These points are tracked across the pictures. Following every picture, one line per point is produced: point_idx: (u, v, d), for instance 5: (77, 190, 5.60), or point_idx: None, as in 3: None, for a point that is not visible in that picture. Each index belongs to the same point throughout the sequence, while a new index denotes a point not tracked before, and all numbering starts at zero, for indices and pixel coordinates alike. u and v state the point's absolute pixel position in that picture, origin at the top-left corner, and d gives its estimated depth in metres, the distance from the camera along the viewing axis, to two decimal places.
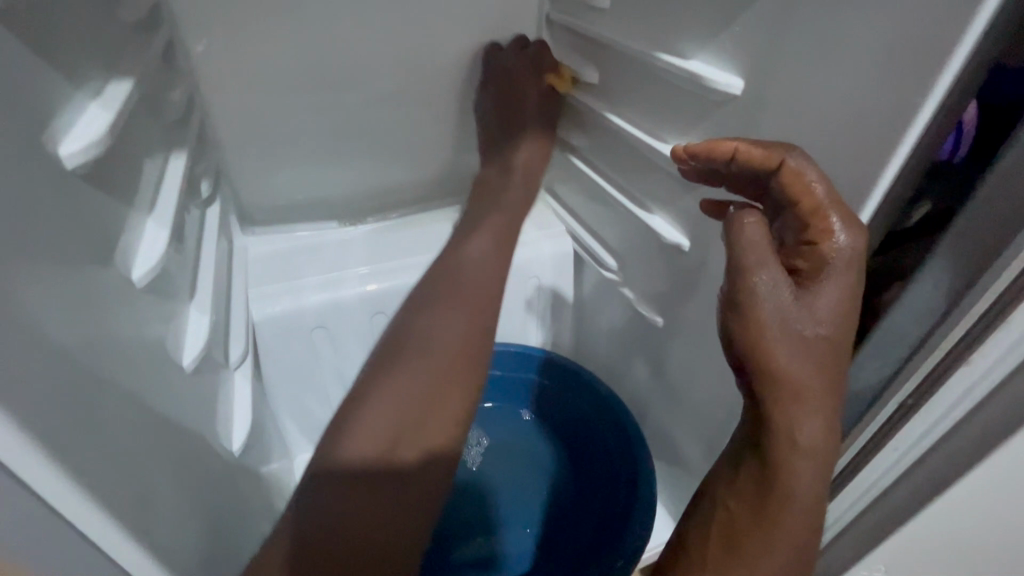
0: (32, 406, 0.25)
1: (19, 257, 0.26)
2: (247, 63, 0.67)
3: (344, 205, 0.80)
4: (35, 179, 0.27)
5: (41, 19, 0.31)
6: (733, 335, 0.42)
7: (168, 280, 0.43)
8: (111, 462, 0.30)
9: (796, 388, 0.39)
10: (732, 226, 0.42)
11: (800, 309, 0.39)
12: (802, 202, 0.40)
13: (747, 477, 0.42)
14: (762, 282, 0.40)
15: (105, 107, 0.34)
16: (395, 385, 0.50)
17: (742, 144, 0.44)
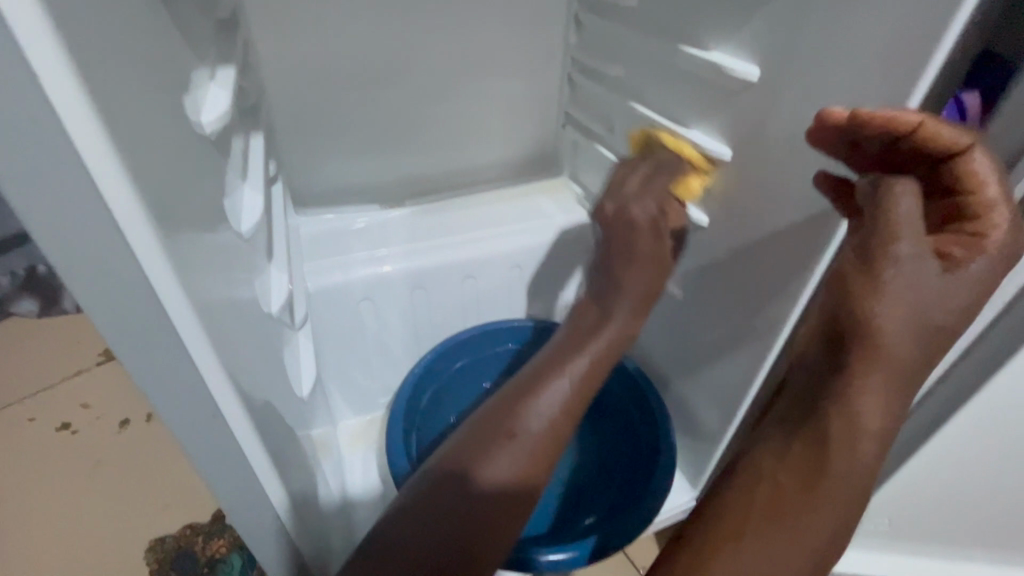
0: (199, 311, 0.31)
1: (187, 197, 0.33)
2: (305, 58, 0.74)
3: (385, 191, 0.87)
4: (188, 140, 0.34)
5: (179, 16, 0.38)
6: (861, 302, 0.41)
7: (257, 240, 0.50)
8: (238, 373, 0.37)
9: (898, 368, 0.41)
10: (899, 199, 0.40)
11: (936, 292, 0.41)
12: (977, 194, 0.41)
13: (805, 440, 0.44)
14: (908, 252, 0.40)
15: (222, 87, 0.41)
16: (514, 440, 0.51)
17: (929, 119, 0.40)
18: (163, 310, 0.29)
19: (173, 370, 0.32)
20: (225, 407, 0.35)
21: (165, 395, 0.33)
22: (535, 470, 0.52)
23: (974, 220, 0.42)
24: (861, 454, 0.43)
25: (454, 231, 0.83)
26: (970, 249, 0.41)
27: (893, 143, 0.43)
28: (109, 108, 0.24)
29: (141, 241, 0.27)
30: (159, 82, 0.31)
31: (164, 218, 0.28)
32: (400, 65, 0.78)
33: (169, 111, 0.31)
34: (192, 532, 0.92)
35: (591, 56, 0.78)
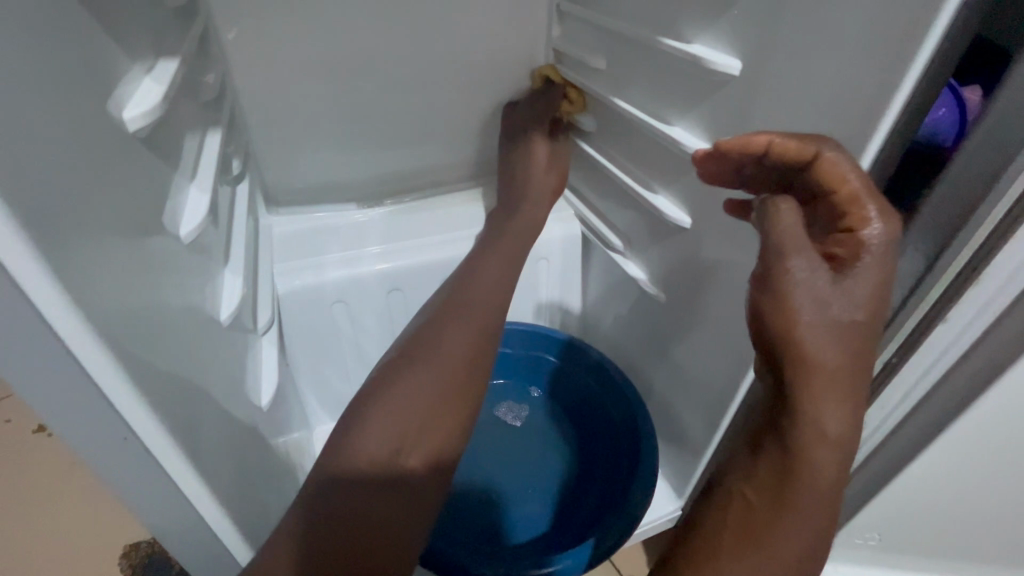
0: (108, 335, 0.28)
1: (101, 202, 0.30)
2: (274, 52, 0.71)
3: (361, 189, 0.84)
4: (107, 140, 0.32)
5: (106, 6, 0.35)
6: (767, 320, 0.41)
7: (206, 244, 0.47)
8: (166, 393, 0.34)
9: (827, 375, 0.39)
10: (767, 209, 0.42)
11: (839, 293, 0.39)
12: (837, 191, 0.41)
13: (767, 460, 0.42)
14: (798, 266, 0.40)
15: (156, 81, 0.38)
16: (409, 389, 0.54)
17: (776, 137, 0.44)
18: (63, 335, 0.27)
19: (79, 392, 0.29)
20: (145, 436, 0.32)
21: (76, 418, 0.30)
22: (438, 423, 0.53)
23: (846, 219, 0.41)
24: (824, 465, 0.40)
25: (432, 230, 0.81)
26: (849, 247, 0.40)
27: (761, 164, 0.46)
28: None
29: (18, 262, 0.24)
30: (64, 77, 0.28)
31: (54, 235, 0.25)
32: (374, 59, 0.75)
33: (76, 108, 0.28)
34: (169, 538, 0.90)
35: (572, 48, 0.75)
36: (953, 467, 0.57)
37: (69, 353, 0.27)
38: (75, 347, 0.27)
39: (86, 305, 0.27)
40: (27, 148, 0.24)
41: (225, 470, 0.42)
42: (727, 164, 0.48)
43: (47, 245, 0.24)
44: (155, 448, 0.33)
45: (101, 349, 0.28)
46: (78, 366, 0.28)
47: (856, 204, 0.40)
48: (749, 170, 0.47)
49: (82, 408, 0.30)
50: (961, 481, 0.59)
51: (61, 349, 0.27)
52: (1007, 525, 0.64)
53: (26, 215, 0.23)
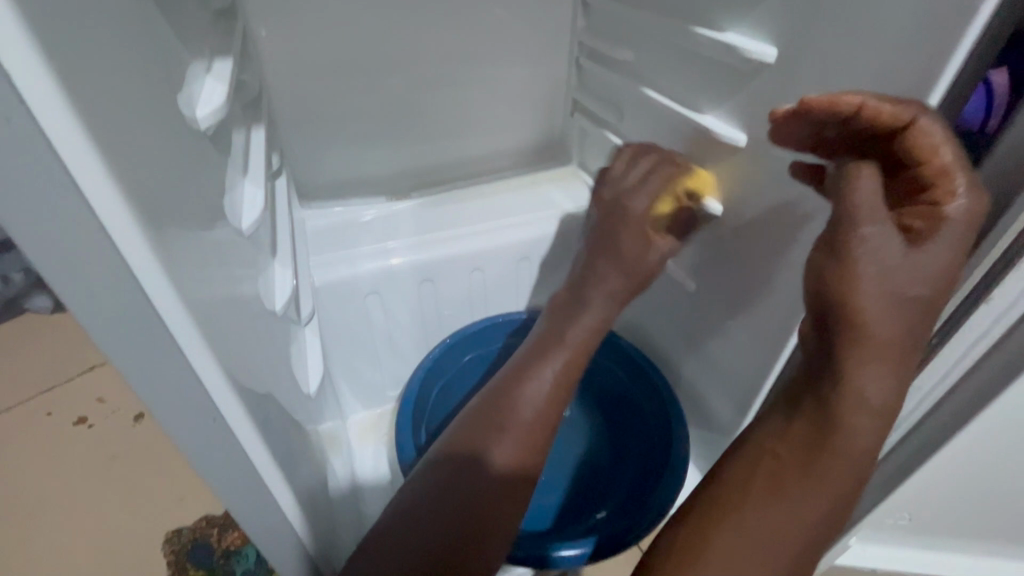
0: (199, 315, 0.31)
1: (180, 193, 0.31)
2: (307, 49, 0.72)
3: (390, 182, 0.85)
4: (181, 136, 0.33)
5: (171, 8, 0.37)
6: (825, 283, 0.43)
7: (258, 237, 0.49)
8: (238, 375, 0.36)
9: (882, 344, 0.41)
10: (852, 172, 0.41)
11: (903, 266, 0.41)
12: (928, 162, 0.41)
13: (803, 421, 0.45)
14: (868, 234, 0.41)
15: (217, 79, 0.40)
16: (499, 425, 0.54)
17: (869, 99, 0.41)
18: (165, 315, 0.29)
19: (172, 374, 0.31)
20: (225, 408, 0.34)
21: (164, 398, 0.32)
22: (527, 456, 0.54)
23: (932, 191, 0.41)
24: (859, 435, 0.42)
25: (462, 222, 0.82)
26: (928, 221, 0.41)
27: (845, 126, 0.44)
28: (81, 97, 0.22)
29: (126, 238, 0.26)
30: (146, 75, 0.29)
31: (152, 215, 0.27)
32: (403, 53, 0.76)
33: (157, 105, 0.30)
34: (207, 524, 0.93)
35: (599, 40, 0.75)
36: (985, 447, 0.58)
37: (166, 333, 0.29)
38: (168, 319, 0.29)
39: (182, 286, 0.29)
40: (123, 141, 0.25)
41: (280, 449, 0.43)
42: (806, 127, 0.46)
43: (148, 224, 0.27)
44: (233, 420, 0.35)
45: (191, 323, 0.30)
46: (173, 345, 0.30)
47: (942, 178, 0.40)
48: (829, 133, 0.46)
49: (171, 385, 0.32)
50: (993, 460, 0.60)
51: (159, 330, 0.29)
52: None
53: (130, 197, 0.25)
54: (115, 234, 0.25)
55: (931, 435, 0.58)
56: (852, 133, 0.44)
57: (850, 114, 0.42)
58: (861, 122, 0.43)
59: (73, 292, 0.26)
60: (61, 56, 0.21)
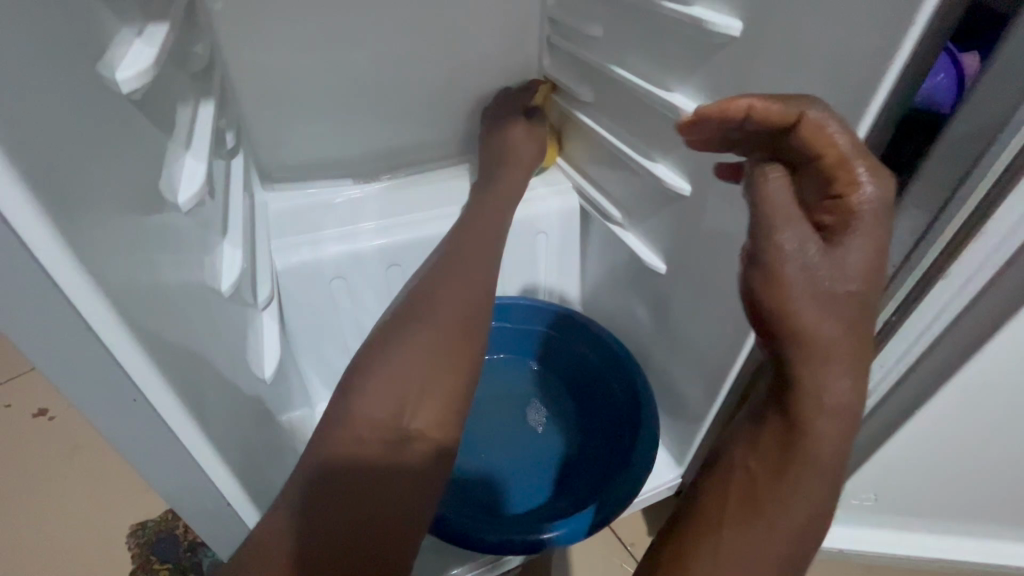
0: (122, 301, 0.29)
1: (101, 162, 0.29)
2: (265, 23, 0.69)
3: (356, 164, 0.83)
4: (100, 102, 0.31)
5: None
6: (757, 296, 0.40)
7: (205, 215, 0.46)
8: (174, 359, 0.34)
9: (828, 345, 0.39)
10: (757, 175, 0.42)
11: (830, 264, 0.39)
12: (826, 154, 0.39)
13: (769, 432, 0.41)
14: (788, 241, 0.39)
15: (148, 44, 0.37)
16: (402, 367, 0.49)
17: (757, 101, 0.41)
18: (81, 304, 0.27)
19: (96, 359, 0.29)
20: (153, 397, 0.32)
21: (87, 386, 0.30)
22: (428, 409, 0.48)
23: (835, 184, 0.40)
24: (827, 439, 0.39)
25: (429, 204, 0.80)
26: (838, 215, 0.40)
27: (744, 132, 0.43)
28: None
29: (17, 205, 0.23)
30: (56, 30, 0.27)
31: (54, 185, 0.25)
32: (368, 29, 0.73)
33: (68, 63, 0.28)
34: (173, 516, 0.91)
35: (569, 16, 0.73)
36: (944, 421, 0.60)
37: (82, 317, 0.27)
38: (69, 293, 0.26)
39: (97, 271, 0.27)
40: (22, 100, 0.23)
41: (230, 436, 0.42)
42: (712, 134, 0.45)
43: (50, 194, 0.24)
44: (165, 413, 0.33)
45: (105, 302, 0.28)
46: (91, 330, 0.28)
47: (842, 169, 0.39)
48: (734, 137, 0.45)
49: (93, 370, 0.29)
50: (951, 436, 0.62)
51: (73, 313, 0.27)
52: (995, 481, 0.67)
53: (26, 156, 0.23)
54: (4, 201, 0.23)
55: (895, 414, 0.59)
56: (758, 139, 0.44)
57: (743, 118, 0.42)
58: (756, 125, 0.42)
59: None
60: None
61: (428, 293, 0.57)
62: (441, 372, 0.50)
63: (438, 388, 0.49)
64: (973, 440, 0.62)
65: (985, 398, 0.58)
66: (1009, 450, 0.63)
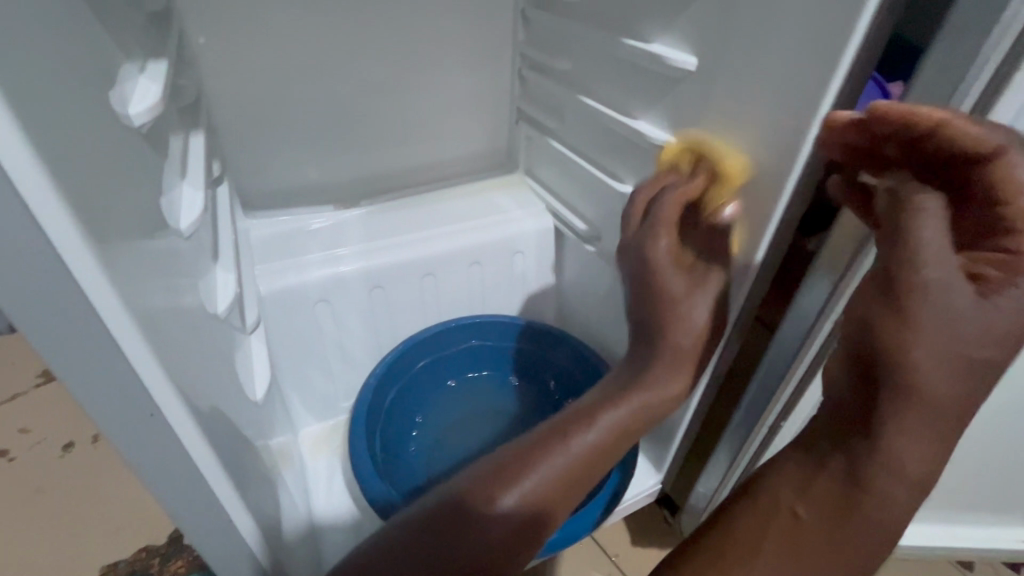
0: (152, 336, 0.29)
1: (125, 192, 0.31)
2: (249, 58, 0.72)
3: (337, 191, 0.86)
4: (118, 135, 0.33)
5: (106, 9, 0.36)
6: (875, 333, 0.40)
7: (201, 241, 0.48)
8: (189, 383, 0.34)
9: (933, 405, 0.39)
10: (904, 200, 0.39)
11: (977, 327, 0.38)
12: (1012, 200, 0.38)
13: (830, 474, 0.43)
14: (932, 278, 0.38)
15: (154, 81, 0.39)
16: (555, 456, 0.53)
17: (954, 117, 0.39)
18: (121, 341, 0.28)
19: (124, 389, 0.29)
20: (170, 414, 0.31)
21: (108, 412, 0.30)
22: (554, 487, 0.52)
23: (1009, 233, 0.38)
24: (892, 504, 0.41)
25: (413, 228, 0.83)
26: (1005, 270, 0.38)
27: (903, 144, 0.42)
28: (20, 92, 0.21)
29: (70, 241, 0.24)
30: (87, 70, 0.29)
31: (94, 223, 0.26)
32: (349, 63, 0.77)
33: (96, 101, 0.30)
34: (147, 554, 0.88)
35: (540, 51, 0.79)
36: None
37: (118, 348, 0.28)
38: (105, 322, 0.27)
39: (135, 306, 0.28)
40: (72, 135, 0.25)
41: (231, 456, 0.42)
42: (866, 142, 0.44)
43: (95, 223, 0.26)
44: (186, 433, 0.33)
45: (139, 335, 0.28)
46: (123, 361, 0.28)
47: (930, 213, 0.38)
48: (887, 151, 0.43)
49: (118, 396, 0.29)
50: None
51: (110, 344, 0.27)
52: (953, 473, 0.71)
53: (75, 192, 0.24)
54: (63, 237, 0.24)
55: None
56: (908, 155, 0.42)
57: (926, 131, 0.40)
58: (938, 144, 0.40)
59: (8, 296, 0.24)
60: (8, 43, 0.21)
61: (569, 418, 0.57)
62: (578, 487, 0.54)
63: (573, 488, 0.54)
64: None
65: None
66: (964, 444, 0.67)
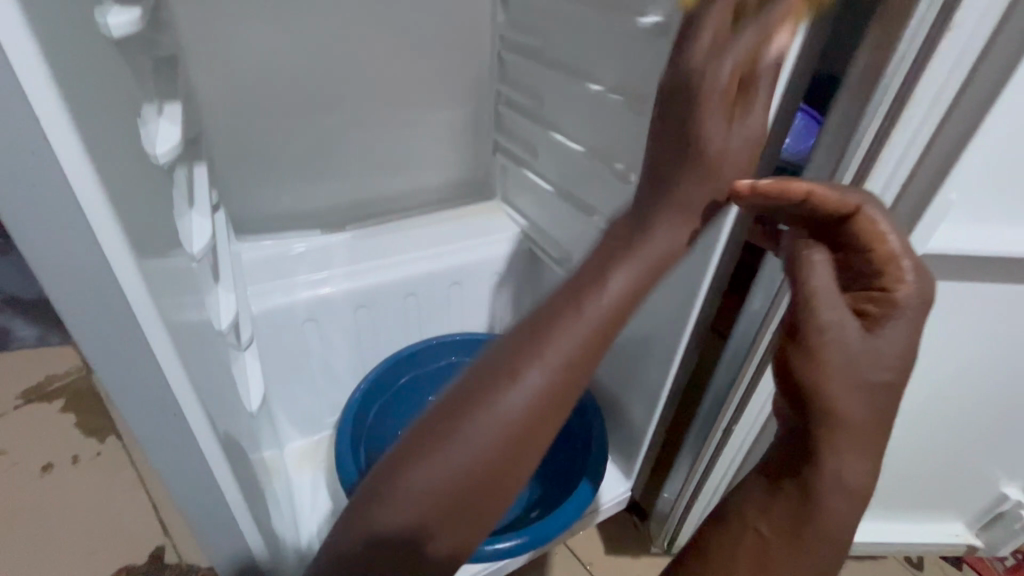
0: (183, 350, 0.34)
1: (153, 219, 0.36)
2: (245, 93, 0.78)
3: (324, 216, 0.91)
4: (146, 171, 0.38)
5: (136, 63, 0.42)
6: (795, 374, 0.41)
7: (206, 262, 0.52)
8: (204, 388, 0.39)
9: (853, 428, 0.40)
10: (802, 260, 0.43)
11: (871, 353, 0.40)
12: (877, 248, 0.41)
13: (783, 500, 0.42)
14: (831, 321, 0.40)
15: (172, 123, 0.45)
16: (430, 468, 0.41)
17: (815, 188, 0.42)
18: (160, 353, 0.32)
19: (155, 392, 0.34)
20: (190, 415, 0.36)
21: (139, 410, 0.35)
22: (467, 513, 0.42)
23: (883, 277, 0.41)
24: (840, 514, 0.41)
25: (396, 250, 0.88)
26: (882, 305, 0.41)
27: (794, 211, 0.44)
28: (96, 147, 0.27)
29: (127, 268, 0.29)
30: (126, 117, 0.35)
31: (141, 250, 0.30)
32: (338, 99, 0.83)
33: (132, 143, 0.35)
34: (128, 573, 0.89)
35: (514, 90, 0.87)
36: None
37: (155, 358, 0.32)
38: (149, 335, 0.31)
39: (171, 324, 0.33)
40: (122, 176, 0.30)
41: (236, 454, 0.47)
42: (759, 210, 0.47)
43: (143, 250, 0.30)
44: (202, 434, 0.37)
45: (173, 347, 0.33)
46: (157, 369, 0.33)
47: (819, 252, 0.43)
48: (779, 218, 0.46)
49: (150, 397, 0.34)
50: None
51: (149, 354, 0.32)
52: (897, 476, 0.78)
53: (131, 227, 0.29)
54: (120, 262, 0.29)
55: None
56: (800, 221, 0.45)
57: (801, 202, 0.42)
58: (812, 208, 0.43)
59: (72, 310, 0.29)
60: (86, 107, 0.27)
61: (491, 363, 0.44)
62: (503, 474, 0.43)
63: (495, 505, 0.44)
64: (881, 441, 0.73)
65: None
66: (905, 448, 0.73)
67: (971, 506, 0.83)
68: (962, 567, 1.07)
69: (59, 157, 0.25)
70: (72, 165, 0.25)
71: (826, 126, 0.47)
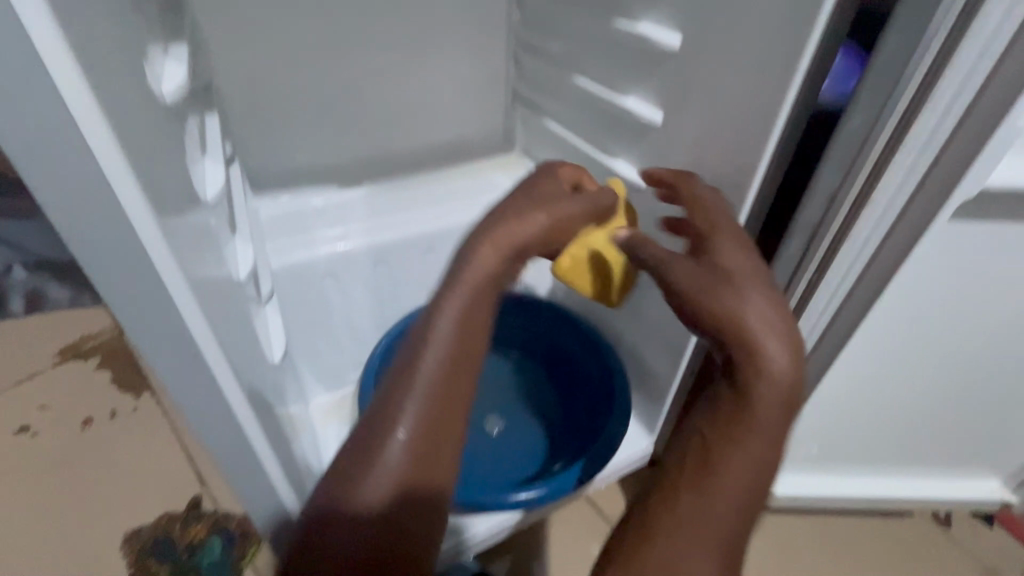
0: (202, 302, 0.33)
1: (165, 163, 0.35)
2: (255, 42, 0.75)
3: (341, 171, 0.89)
4: (154, 111, 0.36)
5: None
6: (676, 302, 0.53)
7: (223, 213, 0.51)
8: (226, 341, 0.38)
9: (760, 329, 0.47)
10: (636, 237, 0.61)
11: (710, 268, 0.52)
12: (684, 188, 0.60)
13: (723, 404, 0.48)
14: (663, 254, 0.56)
15: (179, 65, 0.43)
16: (382, 449, 0.46)
17: (662, 170, 0.62)
18: (181, 305, 0.31)
19: (180, 346, 0.33)
20: (214, 367, 0.36)
21: (166, 365, 0.34)
22: (430, 464, 0.48)
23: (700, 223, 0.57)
24: (765, 400, 0.46)
25: (415, 206, 0.86)
26: (706, 232, 0.55)
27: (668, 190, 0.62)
28: (99, 79, 0.25)
29: (142, 215, 0.27)
30: (129, 52, 0.33)
31: (153, 194, 0.29)
32: (350, 47, 0.80)
33: (137, 80, 0.33)
34: (168, 520, 0.93)
35: (534, 34, 0.82)
36: (887, 383, 0.67)
37: (177, 311, 0.31)
38: (170, 287, 0.30)
39: (189, 275, 0.32)
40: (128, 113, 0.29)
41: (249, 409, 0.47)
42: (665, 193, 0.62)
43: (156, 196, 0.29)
44: (226, 387, 0.37)
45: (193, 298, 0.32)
46: (180, 322, 0.32)
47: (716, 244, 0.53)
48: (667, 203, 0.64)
49: (174, 351, 0.33)
50: (895, 395, 0.69)
51: (171, 307, 0.31)
52: (931, 432, 0.75)
53: (142, 171, 0.28)
54: (139, 210, 0.28)
55: (842, 375, 0.66)
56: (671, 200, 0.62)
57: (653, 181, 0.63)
58: (666, 189, 0.62)
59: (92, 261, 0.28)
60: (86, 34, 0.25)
61: (396, 374, 0.50)
62: (426, 444, 0.47)
63: (437, 468, 0.48)
64: (918, 398, 0.70)
65: (924, 361, 0.65)
66: (943, 404, 0.71)
67: (1006, 464, 0.80)
68: (995, 526, 1.06)
69: (71, 105, 0.23)
70: (84, 115, 0.23)
71: (879, 52, 0.43)
